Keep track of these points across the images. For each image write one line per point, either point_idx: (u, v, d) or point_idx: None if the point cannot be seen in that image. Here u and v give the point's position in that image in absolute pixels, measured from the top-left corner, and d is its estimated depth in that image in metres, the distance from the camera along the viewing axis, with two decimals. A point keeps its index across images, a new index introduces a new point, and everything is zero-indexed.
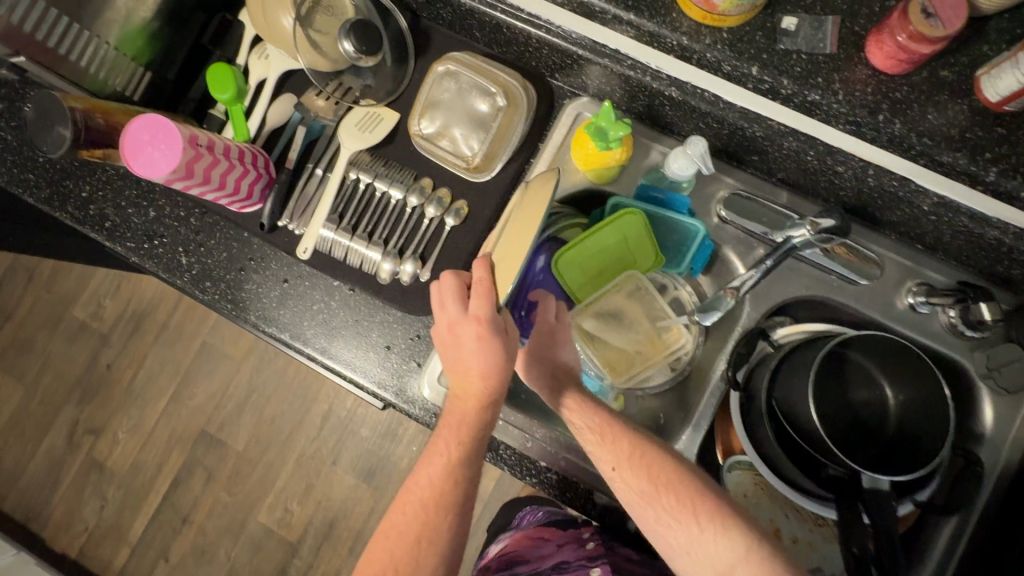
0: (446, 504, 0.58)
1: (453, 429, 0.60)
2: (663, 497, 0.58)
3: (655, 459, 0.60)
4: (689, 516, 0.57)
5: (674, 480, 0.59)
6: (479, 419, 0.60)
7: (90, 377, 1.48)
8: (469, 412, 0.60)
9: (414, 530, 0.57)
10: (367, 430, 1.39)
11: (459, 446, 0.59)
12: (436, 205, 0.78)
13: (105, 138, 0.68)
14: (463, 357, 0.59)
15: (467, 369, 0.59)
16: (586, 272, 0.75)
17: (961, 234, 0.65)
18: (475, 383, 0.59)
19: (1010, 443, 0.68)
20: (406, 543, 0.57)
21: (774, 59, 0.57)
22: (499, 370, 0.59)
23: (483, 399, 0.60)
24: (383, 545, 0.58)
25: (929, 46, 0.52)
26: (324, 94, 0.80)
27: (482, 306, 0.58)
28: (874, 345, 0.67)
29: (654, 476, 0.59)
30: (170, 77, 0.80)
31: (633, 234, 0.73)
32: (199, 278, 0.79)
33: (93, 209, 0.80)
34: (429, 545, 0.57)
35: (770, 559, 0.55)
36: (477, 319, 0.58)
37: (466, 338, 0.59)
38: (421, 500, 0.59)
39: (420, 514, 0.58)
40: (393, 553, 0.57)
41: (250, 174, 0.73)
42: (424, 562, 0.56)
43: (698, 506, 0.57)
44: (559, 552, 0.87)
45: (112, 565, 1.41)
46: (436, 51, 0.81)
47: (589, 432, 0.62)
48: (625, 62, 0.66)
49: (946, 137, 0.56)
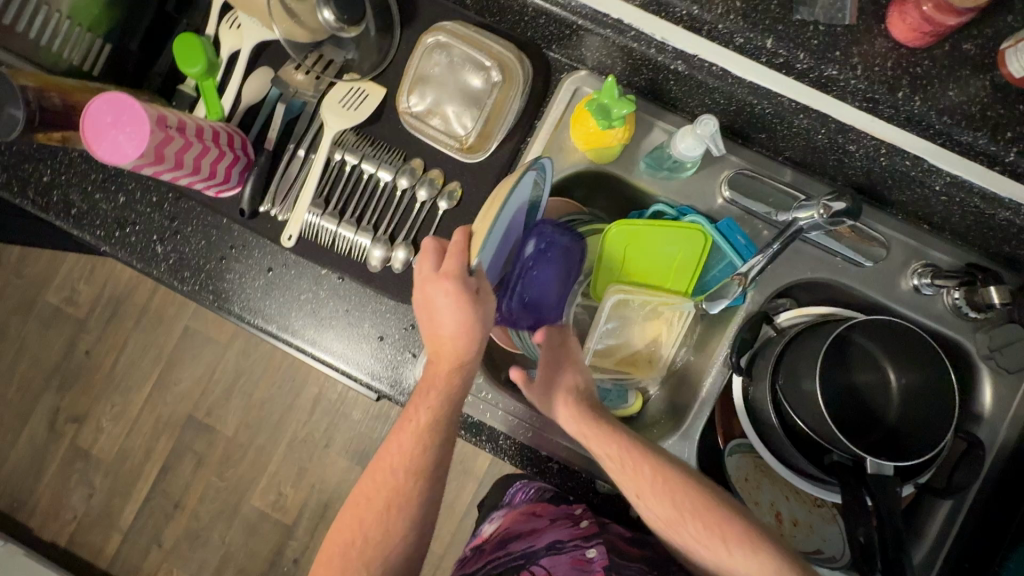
0: (416, 474, 0.59)
1: (423, 395, 0.60)
2: (696, 524, 0.60)
3: (679, 486, 0.61)
4: (716, 546, 0.60)
5: (704, 510, 0.60)
6: (451, 385, 0.60)
7: (70, 364, 1.43)
8: (441, 377, 0.60)
9: (383, 498, 0.60)
10: (359, 413, 1.36)
11: (428, 411, 0.59)
12: (428, 187, 0.74)
13: (64, 118, 0.62)
14: (436, 321, 0.58)
15: (441, 332, 0.58)
16: (627, 257, 0.73)
17: (971, 215, 0.63)
18: (447, 345, 0.59)
19: (1011, 423, 0.68)
20: (374, 512, 0.59)
21: (790, 31, 0.54)
22: (473, 333, 0.58)
23: (458, 360, 0.60)
24: (357, 512, 0.60)
25: (955, 16, 0.50)
26: (304, 68, 0.74)
27: (453, 264, 0.56)
28: (880, 329, 0.66)
29: (659, 486, 0.61)
30: (133, 49, 0.73)
31: (690, 249, 0.72)
32: (176, 268, 0.75)
33: (56, 193, 0.75)
34: (398, 512, 0.59)
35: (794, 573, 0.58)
36: (450, 277, 0.56)
37: (440, 299, 0.57)
38: (391, 468, 0.60)
39: (389, 482, 0.60)
40: (362, 520, 0.59)
41: (226, 156, 0.68)
42: (394, 531, 0.59)
43: (728, 531, 0.60)
44: (551, 529, 0.75)
45: (103, 552, 1.39)
46: (424, 21, 0.76)
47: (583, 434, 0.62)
48: (628, 33, 0.61)
49: (966, 116, 0.54)
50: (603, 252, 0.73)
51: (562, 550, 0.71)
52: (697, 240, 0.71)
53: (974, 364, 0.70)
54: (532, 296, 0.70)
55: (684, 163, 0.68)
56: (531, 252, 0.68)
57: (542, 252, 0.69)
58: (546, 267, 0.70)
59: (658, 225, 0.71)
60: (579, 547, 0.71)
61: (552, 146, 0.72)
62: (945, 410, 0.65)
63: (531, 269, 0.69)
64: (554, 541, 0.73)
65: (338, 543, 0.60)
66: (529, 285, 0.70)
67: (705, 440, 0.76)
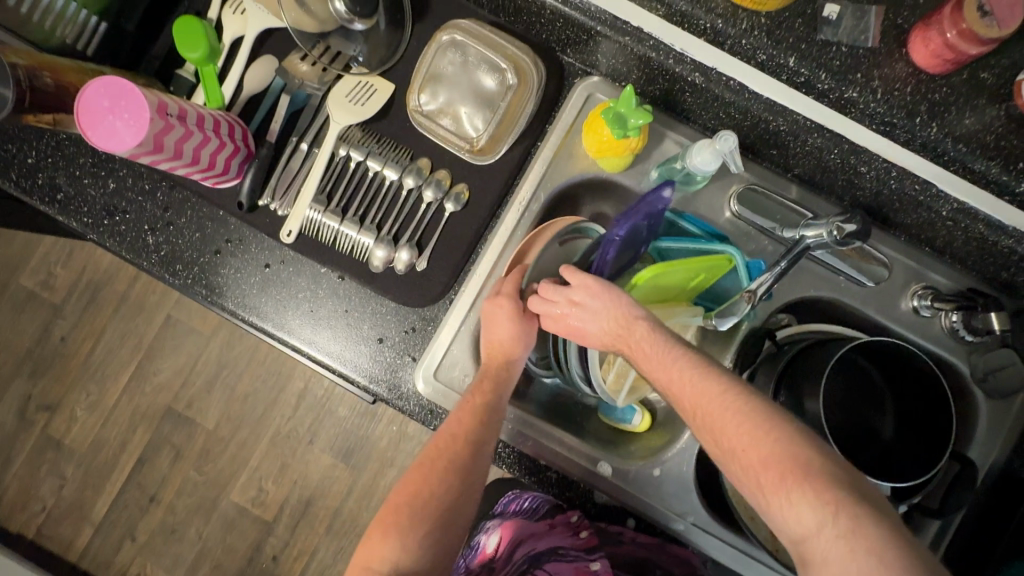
0: (475, 443, 0.61)
1: (477, 385, 0.65)
2: (736, 453, 0.51)
3: (726, 406, 0.53)
4: (748, 479, 0.50)
5: (742, 435, 0.51)
6: (499, 378, 0.65)
7: (43, 350, 1.37)
8: (493, 372, 0.65)
9: (443, 464, 0.61)
10: (345, 409, 1.34)
11: (483, 395, 0.63)
12: (435, 188, 0.73)
13: (53, 101, 0.59)
14: (493, 328, 0.66)
15: (495, 338, 0.66)
16: (665, 284, 0.67)
17: (974, 241, 0.64)
18: (498, 348, 0.66)
19: (1000, 444, 0.70)
20: (436, 470, 0.61)
21: (812, 49, 0.54)
22: (523, 337, 0.66)
23: (506, 356, 0.66)
24: (413, 480, 0.62)
25: (978, 46, 0.50)
26: (310, 58, 0.72)
27: (510, 285, 0.68)
28: (877, 350, 0.68)
29: (694, 405, 0.54)
30: (129, 29, 0.70)
31: (716, 273, 0.69)
32: (167, 260, 0.72)
33: (41, 176, 0.71)
34: (455, 474, 0.61)
35: (849, 538, 0.43)
36: (506, 296, 0.66)
37: (500, 311, 0.66)
38: (449, 439, 0.62)
39: (445, 454, 0.61)
40: (425, 480, 0.61)
41: (226, 147, 0.66)
42: (451, 490, 0.61)
43: (766, 475, 0.49)
44: (549, 536, 0.76)
45: (73, 546, 1.35)
46: (436, 17, 0.74)
47: (630, 355, 0.60)
48: (647, 42, 0.60)
49: (981, 144, 0.54)
50: (634, 288, 0.66)
51: (565, 557, 0.72)
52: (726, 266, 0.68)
53: (968, 386, 0.71)
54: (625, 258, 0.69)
55: (694, 177, 0.68)
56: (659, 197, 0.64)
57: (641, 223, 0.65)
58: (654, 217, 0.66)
59: (701, 262, 0.66)
60: (584, 558, 0.72)
61: (563, 151, 0.71)
62: (942, 433, 0.66)
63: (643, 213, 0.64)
64: (556, 547, 0.74)
65: (403, 499, 0.60)
66: (626, 246, 0.67)
67: (704, 452, 0.76)
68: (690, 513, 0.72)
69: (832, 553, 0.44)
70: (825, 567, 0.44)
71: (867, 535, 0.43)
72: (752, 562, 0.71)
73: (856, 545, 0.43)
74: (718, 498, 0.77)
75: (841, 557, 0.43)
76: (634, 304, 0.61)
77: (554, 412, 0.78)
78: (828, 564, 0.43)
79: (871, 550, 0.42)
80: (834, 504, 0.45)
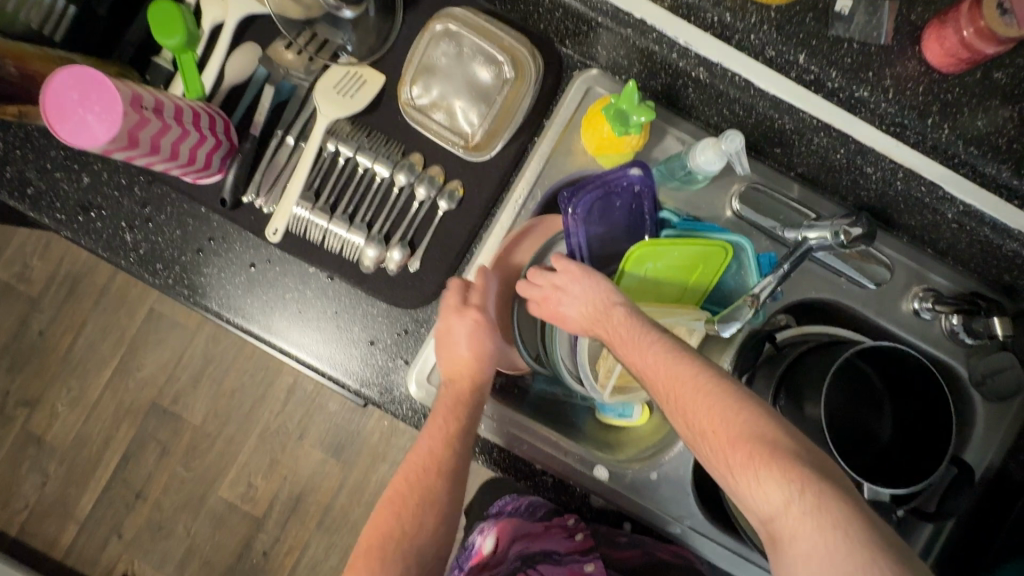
0: (447, 473, 0.61)
1: (449, 407, 0.63)
2: (705, 434, 0.49)
3: (698, 390, 0.51)
4: (716, 459, 0.48)
5: (712, 415, 0.49)
6: (472, 406, 0.63)
7: (22, 345, 1.33)
8: (464, 396, 0.64)
9: (413, 498, 0.60)
10: (335, 405, 1.32)
11: (456, 421, 0.62)
12: (428, 185, 0.70)
13: (16, 90, 0.55)
14: (455, 343, 0.64)
15: (460, 359, 0.64)
16: (655, 272, 0.66)
17: (979, 244, 0.63)
18: (466, 366, 0.64)
19: (996, 446, 0.70)
20: (409, 507, 0.60)
21: (823, 47, 0.52)
22: (486, 353, 0.65)
23: (473, 380, 0.64)
24: (383, 514, 0.61)
25: (994, 45, 0.48)
26: (295, 47, 0.68)
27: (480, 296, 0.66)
28: (880, 353, 0.66)
29: (668, 389, 0.52)
30: (101, 13, 0.66)
31: (713, 266, 0.68)
32: (147, 259, 0.69)
33: (9, 170, 0.67)
34: (430, 508, 0.60)
35: (817, 515, 0.42)
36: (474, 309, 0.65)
37: (461, 325, 0.64)
38: (420, 471, 0.61)
39: (422, 485, 0.61)
40: (397, 515, 0.60)
41: (207, 142, 0.62)
42: (425, 527, 0.59)
43: (734, 455, 0.47)
44: (543, 537, 0.74)
45: (57, 544, 1.32)
46: (429, 5, 0.71)
47: (609, 341, 0.58)
48: (650, 35, 0.57)
49: (992, 147, 0.53)
50: (623, 275, 0.65)
51: (559, 562, 0.71)
52: (722, 258, 0.67)
53: (966, 389, 0.71)
54: (602, 241, 0.68)
55: (696, 176, 0.66)
56: (635, 177, 0.66)
57: (608, 200, 0.66)
58: (631, 202, 0.67)
59: (691, 245, 0.65)
60: (578, 560, 0.72)
61: (560, 148, 0.68)
62: (940, 441, 0.64)
63: (610, 193, 0.66)
64: (550, 550, 0.72)
65: (377, 534, 0.59)
66: (597, 224, 0.67)
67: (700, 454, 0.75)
68: (688, 517, 0.71)
69: (800, 532, 0.42)
70: (795, 545, 0.42)
71: (832, 509, 0.42)
72: (747, 564, 0.71)
73: (821, 520, 0.42)
74: (715, 499, 0.77)
75: (809, 534, 0.42)
76: (612, 290, 0.59)
77: (551, 414, 0.76)
78: (797, 543, 0.42)
79: (837, 524, 0.42)
80: (801, 482, 0.44)
